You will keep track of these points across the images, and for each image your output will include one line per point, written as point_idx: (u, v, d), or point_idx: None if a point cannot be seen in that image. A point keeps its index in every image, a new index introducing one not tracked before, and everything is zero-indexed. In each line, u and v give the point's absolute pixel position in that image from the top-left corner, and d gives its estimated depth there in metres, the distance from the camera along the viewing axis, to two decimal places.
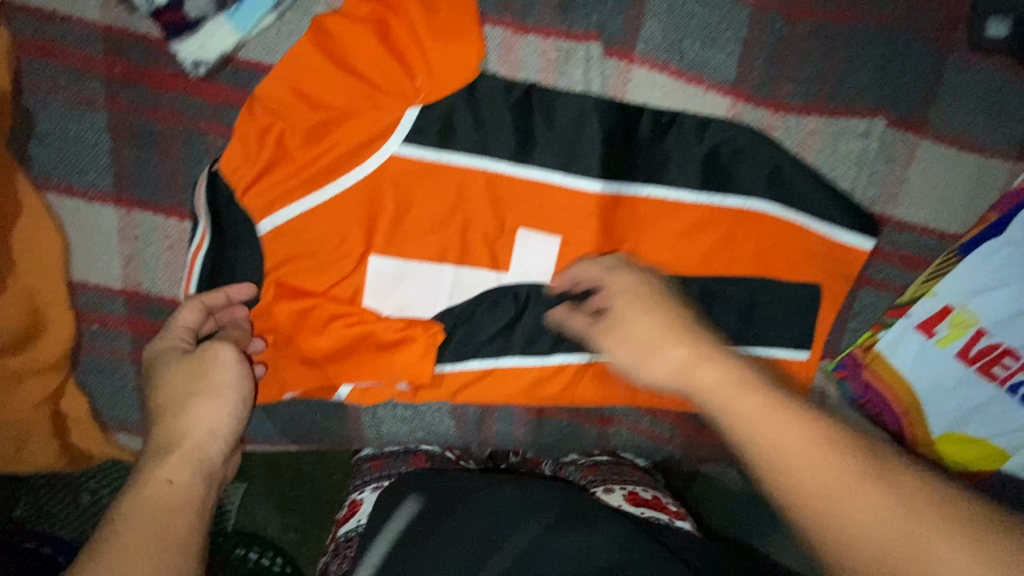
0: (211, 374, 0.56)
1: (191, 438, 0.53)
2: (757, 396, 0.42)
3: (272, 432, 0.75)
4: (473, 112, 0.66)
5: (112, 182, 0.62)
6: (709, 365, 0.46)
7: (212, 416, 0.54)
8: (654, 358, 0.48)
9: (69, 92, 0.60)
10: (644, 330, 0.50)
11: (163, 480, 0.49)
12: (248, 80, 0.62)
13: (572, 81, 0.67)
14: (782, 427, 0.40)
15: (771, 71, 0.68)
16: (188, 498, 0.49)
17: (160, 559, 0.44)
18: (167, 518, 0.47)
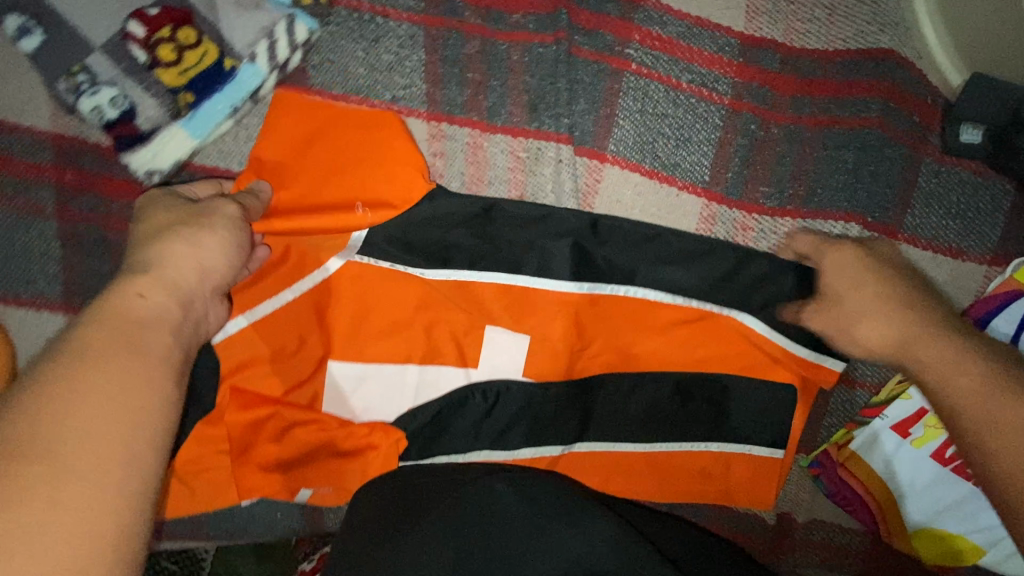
0: (207, 222, 0.51)
1: (169, 269, 0.48)
2: (949, 358, 0.54)
3: (229, 534, 0.71)
4: (433, 214, 0.63)
5: (61, 291, 0.60)
6: (914, 331, 0.57)
7: (194, 246, 0.49)
8: (859, 327, 0.60)
9: (16, 201, 0.58)
10: (847, 301, 0.61)
11: (134, 295, 0.45)
12: None
13: (541, 181, 0.66)
14: (956, 377, 0.53)
15: (745, 172, 0.67)
16: (161, 315, 0.45)
17: (138, 375, 0.40)
18: (138, 329, 0.42)
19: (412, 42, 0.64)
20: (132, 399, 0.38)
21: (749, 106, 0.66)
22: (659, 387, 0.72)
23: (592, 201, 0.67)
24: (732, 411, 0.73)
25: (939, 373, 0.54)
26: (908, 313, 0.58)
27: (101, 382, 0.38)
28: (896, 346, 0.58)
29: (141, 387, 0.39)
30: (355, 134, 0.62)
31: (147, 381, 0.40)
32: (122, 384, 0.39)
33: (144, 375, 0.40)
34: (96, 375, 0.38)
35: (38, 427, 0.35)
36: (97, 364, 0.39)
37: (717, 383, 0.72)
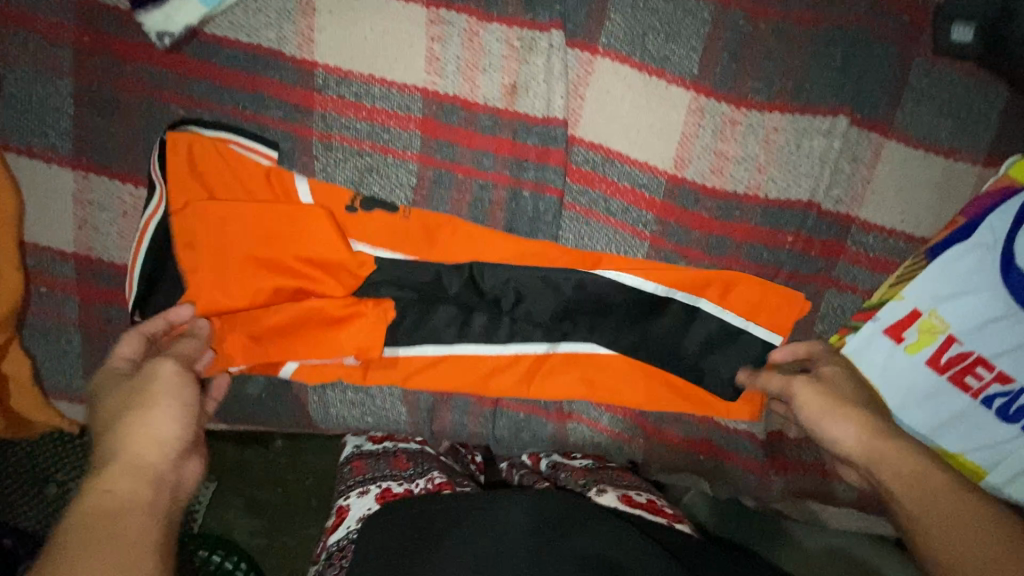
0: (154, 390, 0.50)
1: (132, 447, 0.46)
2: (929, 480, 0.51)
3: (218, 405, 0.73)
4: (434, 98, 0.67)
5: (71, 146, 0.63)
6: (885, 443, 0.55)
7: (149, 423, 0.48)
8: (832, 424, 0.58)
9: (35, 57, 0.61)
10: (819, 404, 0.60)
11: (102, 491, 0.43)
12: (213, 54, 0.63)
13: (533, 70, 0.67)
14: (938, 495, 0.50)
15: (734, 67, 0.68)
16: (135, 500, 0.43)
17: (110, 569, 0.38)
18: (117, 522, 0.41)
19: None
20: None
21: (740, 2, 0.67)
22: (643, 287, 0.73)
23: (582, 92, 0.68)
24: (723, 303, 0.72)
25: (914, 487, 0.51)
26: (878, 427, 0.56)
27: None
28: (869, 453, 0.55)
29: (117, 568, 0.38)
30: (297, 236, 0.64)
31: (129, 556, 0.39)
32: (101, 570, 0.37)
33: (120, 554, 0.39)
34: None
35: None
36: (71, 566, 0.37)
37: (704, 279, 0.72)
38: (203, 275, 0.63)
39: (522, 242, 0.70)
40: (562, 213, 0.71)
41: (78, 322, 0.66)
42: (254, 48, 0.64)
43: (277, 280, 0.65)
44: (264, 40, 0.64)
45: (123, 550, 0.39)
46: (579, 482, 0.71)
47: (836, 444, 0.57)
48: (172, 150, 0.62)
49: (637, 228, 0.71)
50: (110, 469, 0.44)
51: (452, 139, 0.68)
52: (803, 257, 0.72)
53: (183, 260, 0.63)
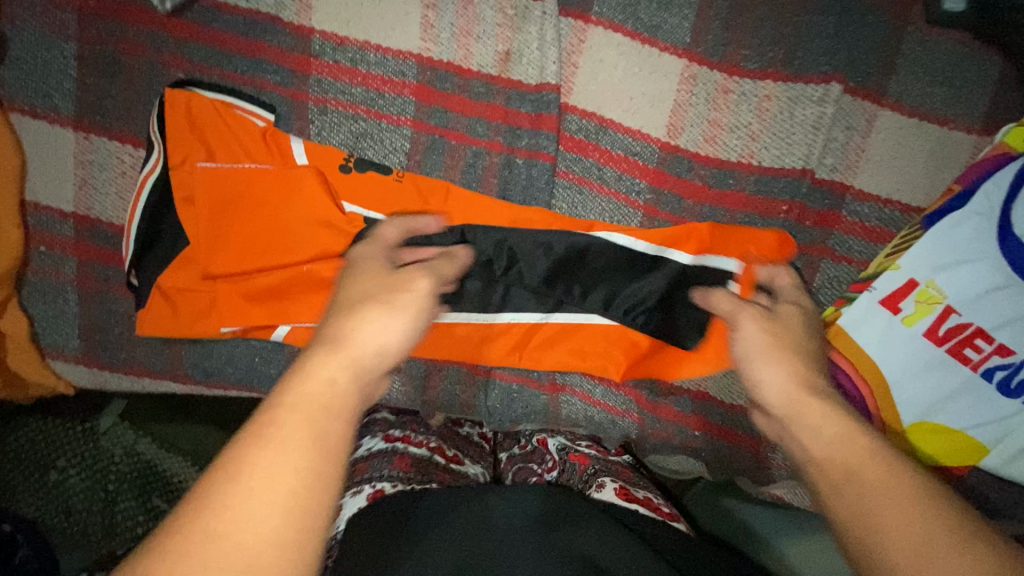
0: (401, 294, 0.48)
1: (356, 342, 0.43)
2: (855, 441, 0.43)
3: (206, 370, 0.70)
4: (428, 64, 0.68)
5: (74, 107, 0.64)
6: (810, 399, 0.47)
7: (387, 328, 0.45)
8: (764, 366, 0.50)
9: (42, 20, 0.63)
10: (760, 342, 0.52)
11: (326, 377, 0.40)
12: (214, 19, 0.65)
13: (527, 38, 0.68)
14: (870, 466, 0.41)
15: (726, 36, 0.69)
16: (347, 404, 0.40)
17: (299, 471, 0.35)
18: (324, 422, 0.38)
19: None
20: (290, 493, 0.34)
21: None
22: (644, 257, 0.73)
23: (575, 61, 0.69)
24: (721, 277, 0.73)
25: (840, 453, 0.43)
26: (807, 380, 0.49)
27: (270, 481, 0.34)
28: (793, 403, 0.47)
29: (310, 478, 0.35)
30: (280, 195, 0.63)
31: (322, 470, 0.36)
32: (294, 474, 0.35)
33: (316, 462, 0.36)
34: (266, 468, 0.35)
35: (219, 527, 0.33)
36: (269, 451, 0.35)
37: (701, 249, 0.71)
38: (199, 235, 0.63)
39: (515, 209, 0.70)
40: (555, 181, 0.71)
41: (76, 282, 0.67)
42: (253, 14, 0.65)
43: (264, 243, 0.64)
44: (264, 6, 0.65)
45: (318, 459, 0.36)
46: (582, 478, 0.74)
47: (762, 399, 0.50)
48: (170, 112, 0.63)
49: (631, 196, 0.72)
50: (336, 355, 0.42)
51: (445, 105, 0.69)
52: (796, 225, 0.71)
53: (180, 217, 0.63)
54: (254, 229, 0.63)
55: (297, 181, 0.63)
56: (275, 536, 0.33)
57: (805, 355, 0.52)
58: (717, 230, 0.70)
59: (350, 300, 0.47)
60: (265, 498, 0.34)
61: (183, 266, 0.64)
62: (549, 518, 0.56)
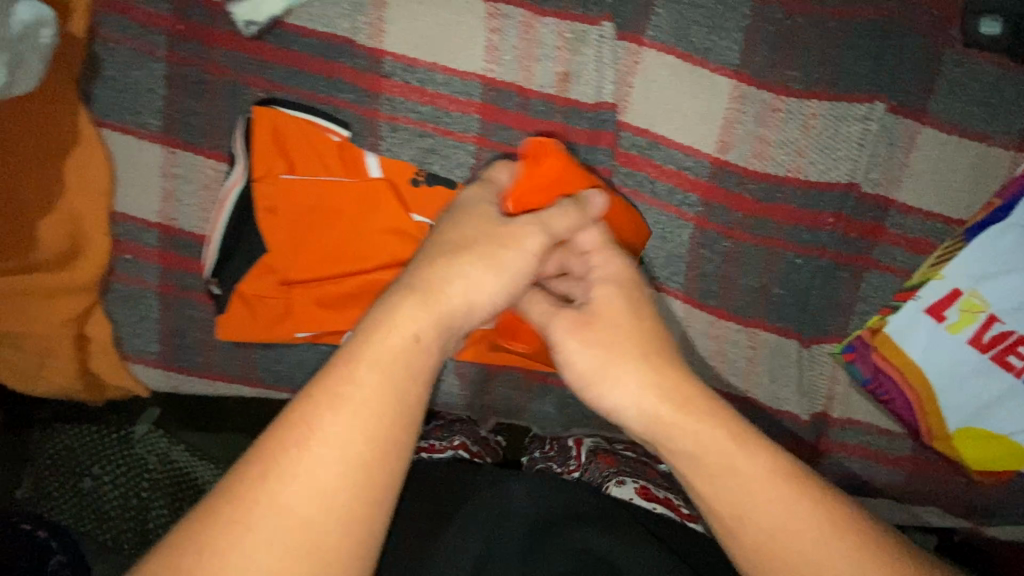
0: (502, 250, 0.50)
1: (447, 301, 0.46)
2: (723, 455, 0.45)
3: (280, 372, 0.73)
4: (492, 84, 0.72)
5: (162, 125, 0.68)
6: (682, 418, 0.47)
7: (481, 285, 0.48)
8: (607, 390, 0.50)
9: (133, 43, 0.67)
10: (591, 365, 0.51)
11: (410, 337, 0.44)
12: (293, 42, 0.69)
13: (585, 59, 0.72)
14: (757, 493, 0.44)
15: (774, 58, 0.72)
16: (424, 364, 0.44)
17: (372, 427, 0.40)
18: (399, 381, 0.42)
19: None
20: (359, 456, 0.39)
21: None
22: (697, 266, 0.76)
23: (629, 81, 0.73)
24: (773, 287, 0.76)
25: (730, 478, 0.45)
26: (665, 389, 0.48)
27: (342, 444, 0.39)
28: (658, 424, 0.48)
29: (375, 440, 0.40)
30: (357, 208, 0.67)
31: (389, 438, 0.41)
32: (365, 440, 0.40)
33: (386, 429, 0.41)
34: (339, 431, 0.39)
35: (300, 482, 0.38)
36: (344, 410, 0.40)
37: (750, 258, 0.75)
38: (279, 243, 0.67)
39: None
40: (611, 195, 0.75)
41: (158, 289, 0.70)
42: (331, 37, 0.69)
43: (342, 252, 0.67)
44: (339, 30, 0.69)
45: (381, 423, 0.40)
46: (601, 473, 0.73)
47: (621, 419, 0.50)
48: (253, 128, 0.66)
49: (682, 209, 0.75)
50: (415, 312, 0.45)
51: (507, 122, 0.72)
52: (843, 236, 0.74)
53: (261, 226, 0.66)
54: (331, 238, 0.67)
55: (374, 195, 0.67)
56: (347, 495, 0.38)
57: (648, 356, 0.50)
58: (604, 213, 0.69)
59: (454, 247, 0.50)
60: (334, 456, 0.39)
61: (262, 273, 0.67)
62: (558, 513, 0.56)
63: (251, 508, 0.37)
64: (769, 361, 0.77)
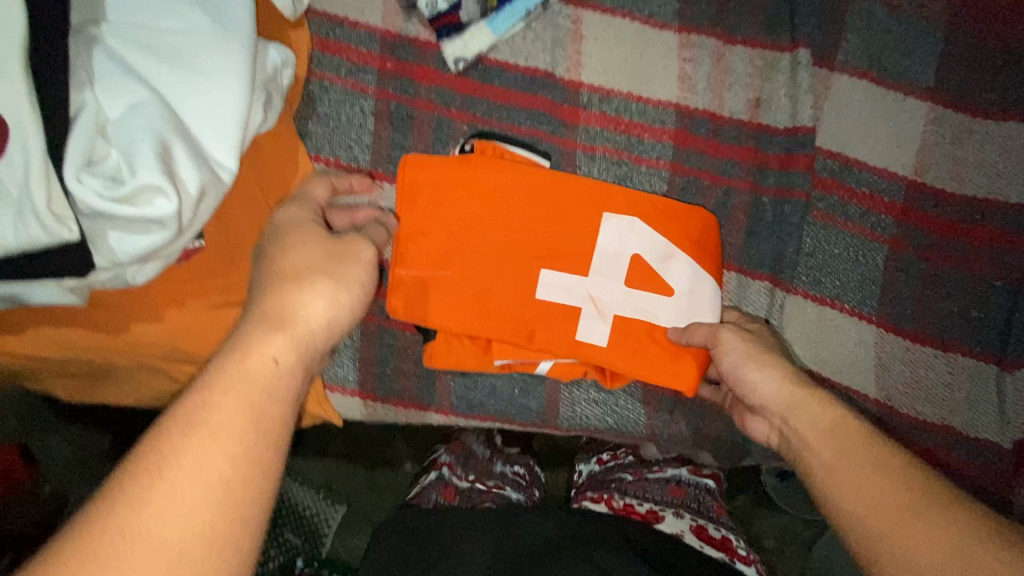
0: (349, 265, 0.49)
1: (304, 318, 0.45)
2: (835, 423, 0.52)
3: (470, 398, 0.76)
4: (684, 111, 0.73)
5: (370, 158, 0.70)
6: (806, 391, 0.55)
7: (337, 304, 0.47)
8: (750, 372, 0.60)
9: (346, 81, 0.70)
10: (740, 355, 0.62)
11: (268, 358, 0.41)
12: (495, 77, 0.71)
13: (776, 86, 0.73)
14: (842, 450, 0.50)
15: (970, 81, 0.73)
16: (290, 384, 0.42)
17: (228, 449, 0.37)
18: (264, 403, 0.40)
19: None
20: (218, 477, 0.36)
21: (968, 21, 0.73)
22: (891, 289, 0.74)
23: (820, 105, 0.73)
24: (970, 311, 0.74)
25: (816, 438, 0.52)
26: (794, 377, 0.57)
27: (200, 473, 0.35)
28: (788, 395, 0.56)
29: (240, 467, 0.37)
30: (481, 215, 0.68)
31: (256, 457, 0.38)
32: (225, 462, 0.36)
33: (252, 446, 0.38)
34: (192, 455, 0.36)
35: (146, 521, 0.33)
36: (203, 431, 0.37)
37: (945, 280, 0.74)
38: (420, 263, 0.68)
39: (690, 211, 0.70)
40: (806, 219, 0.74)
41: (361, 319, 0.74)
42: (531, 71, 0.71)
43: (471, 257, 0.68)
44: (541, 64, 0.71)
45: (251, 446, 0.38)
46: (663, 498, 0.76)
47: (757, 399, 0.59)
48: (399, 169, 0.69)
49: (876, 231, 0.74)
50: (274, 334, 0.43)
51: (700, 148, 0.73)
52: None
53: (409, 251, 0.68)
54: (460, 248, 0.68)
55: (502, 202, 0.68)
56: (205, 527, 0.34)
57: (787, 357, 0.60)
58: (539, 186, 0.68)
59: (291, 266, 0.47)
60: (194, 489, 0.35)
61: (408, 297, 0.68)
62: (555, 536, 0.61)
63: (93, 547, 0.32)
64: (969, 389, 0.74)
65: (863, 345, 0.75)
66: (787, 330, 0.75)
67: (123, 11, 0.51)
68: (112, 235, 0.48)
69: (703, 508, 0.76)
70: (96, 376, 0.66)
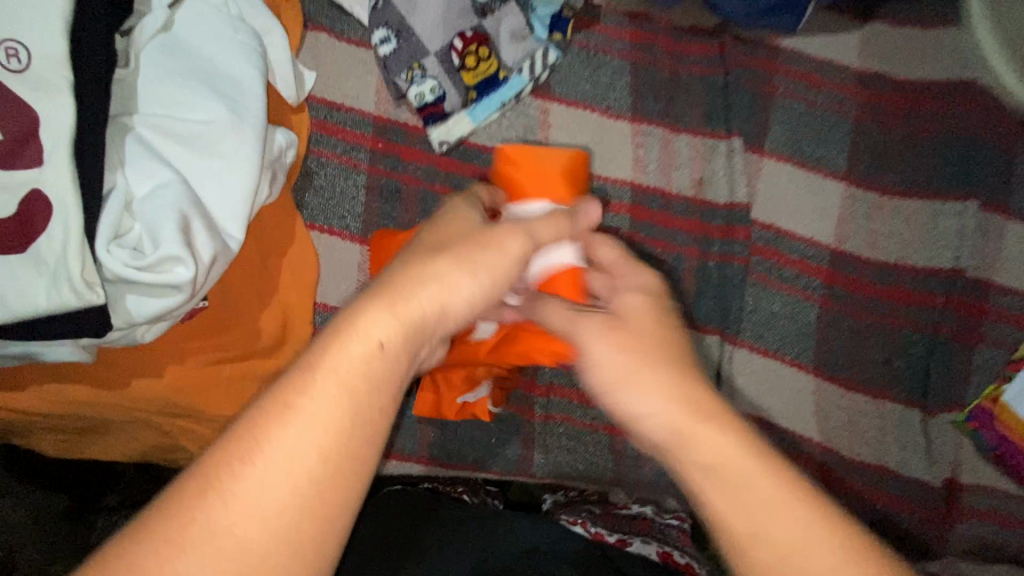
0: (485, 252, 0.44)
1: (418, 300, 0.40)
2: (753, 477, 0.39)
3: (450, 447, 0.81)
4: (637, 188, 0.84)
5: (360, 227, 0.78)
6: (702, 432, 0.41)
7: (456, 287, 0.42)
8: (627, 399, 0.44)
9: (341, 158, 0.79)
10: (620, 369, 0.44)
11: (375, 342, 0.38)
12: (474, 157, 0.81)
13: (716, 167, 0.85)
14: (769, 519, 0.38)
15: (877, 165, 0.86)
16: (399, 373, 0.39)
17: (320, 444, 0.35)
18: (366, 395, 0.37)
19: (622, 71, 0.86)
20: (309, 473, 0.35)
21: (870, 117, 0.87)
22: (824, 342, 0.84)
23: (754, 184, 0.85)
24: (893, 361, 0.84)
25: (736, 499, 0.39)
26: (695, 403, 0.42)
27: (288, 466, 0.34)
28: (681, 435, 0.41)
29: (330, 467, 0.35)
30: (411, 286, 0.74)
31: (348, 456, 0.36)
32: (317, 458, 0.35)
33: (343, 444, 0.36)
34: (290, 446, 0.35)
35: (236, 505, 0.33)
36: (296, 419, 0.35)
37: (870, 334, 0.84)
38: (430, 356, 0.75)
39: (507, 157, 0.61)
40: (747, 280, 0.84)
41: None
42: None
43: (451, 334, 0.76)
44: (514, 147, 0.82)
45: (343, 444, 0.36)
46: (631, 527, 0.75)
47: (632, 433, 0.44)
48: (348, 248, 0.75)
49: (807, 291, 0.85)
50: (392, 315, 0.39)
51: (653, 220, 0.84)
52: (957, 316, 0.82)
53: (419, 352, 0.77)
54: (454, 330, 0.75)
55: None
56: (296, 520, 0.34)
57: (675, 361, 0.44)
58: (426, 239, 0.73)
59: (428, 246, 0.44)
60: (284, 480, 0.34)
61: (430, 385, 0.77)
62: (547, 547, 0.60)
63: (187, 525, 0.33)
64: (898, 432, 0.83)
65: (804, 393, 0.84)
66: (738, 380, 0.84)
67: (152, 105, 0.58)
68: (131, 297, 0.54)
69: (671, 539, 0.74)
70: (92, 431, 0.69)
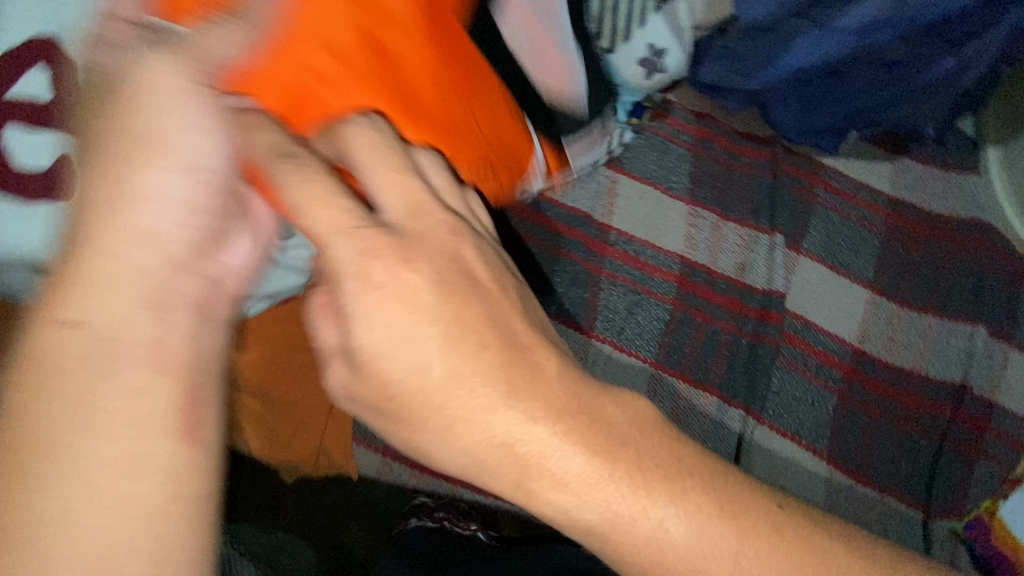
0: (179, 149, 0.40)
1: (129, 230, 0.38)
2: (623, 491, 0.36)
3: None
4: (685, 260, 0.93)
5: None
6: (557, 448, 0.36)
7: (182, 205, 0.40)
8: (449, 440, 0.37)
9: None
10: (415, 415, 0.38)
11: (82, 305, 0.37)
12: (546, 209, 0.93)
13: (758, 257, 0.94)
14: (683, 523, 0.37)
15: (898, 279, 0.96)
16: (155, 294, 0.39)
17: (97, 417, 0.35)
18: (98, 356, 0.36)
19: (685, 159, 0.97)
20: (117, 461, 0.34)
21: (896, 236, 0.98)
22: (838, 432, 0.90)
23: (790, 277, 0.94)
24: (901, 462, 0.89)
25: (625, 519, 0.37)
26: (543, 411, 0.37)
27: (89, 467, 0.34)
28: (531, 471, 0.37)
29: (133, 445, 0.35)
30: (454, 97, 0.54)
31: (150, 407, 0.37)
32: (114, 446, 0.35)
33: (136, 408, 0.36)
34: (68, 446, 0.34)
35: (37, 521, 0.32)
36: (61, 415, 0.34)
37: (881, 432, 0.90)
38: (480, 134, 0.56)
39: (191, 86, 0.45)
40: (776, 363, 0.91)
41: None
42: (575, 211, 0.93)
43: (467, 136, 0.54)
44: (582, 206, 0.94)
45: (131, 407, 0.36)
46: None
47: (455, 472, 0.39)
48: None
49: (827, 382, 0.92)
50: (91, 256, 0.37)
51: (696, 292, 0.92)
52: (960, 427, 0.90)
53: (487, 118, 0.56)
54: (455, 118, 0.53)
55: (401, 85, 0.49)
56: (132, 497, 0.34)
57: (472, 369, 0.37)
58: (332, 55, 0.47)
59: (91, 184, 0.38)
60: (79, 479, 0.33)
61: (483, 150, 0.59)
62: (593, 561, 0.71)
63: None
64: (901, 532, 0.87)
65: (818, 478, 0.88)
66: (758, 458, 0.88)
67: None
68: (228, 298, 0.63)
69: None
70: None
